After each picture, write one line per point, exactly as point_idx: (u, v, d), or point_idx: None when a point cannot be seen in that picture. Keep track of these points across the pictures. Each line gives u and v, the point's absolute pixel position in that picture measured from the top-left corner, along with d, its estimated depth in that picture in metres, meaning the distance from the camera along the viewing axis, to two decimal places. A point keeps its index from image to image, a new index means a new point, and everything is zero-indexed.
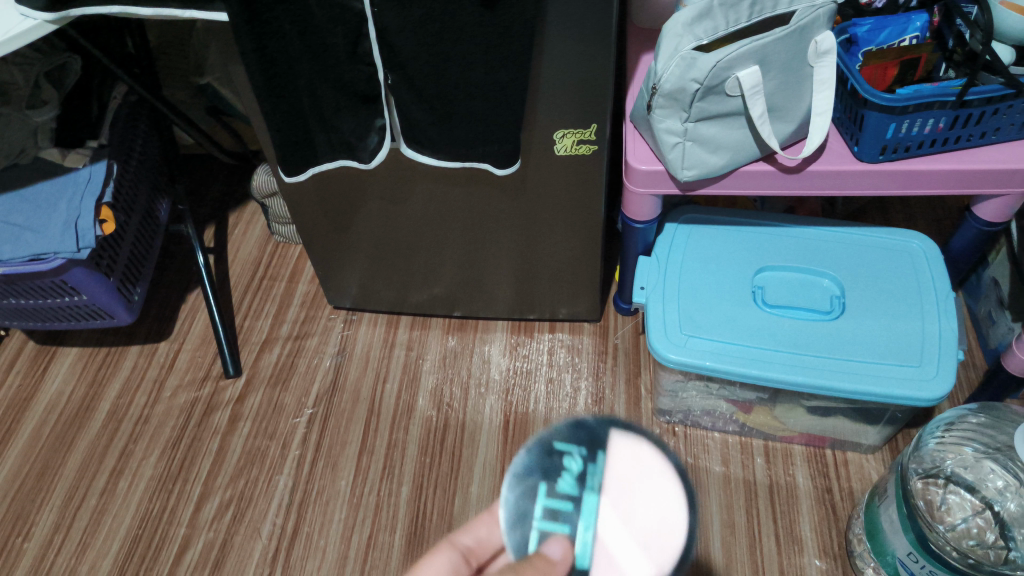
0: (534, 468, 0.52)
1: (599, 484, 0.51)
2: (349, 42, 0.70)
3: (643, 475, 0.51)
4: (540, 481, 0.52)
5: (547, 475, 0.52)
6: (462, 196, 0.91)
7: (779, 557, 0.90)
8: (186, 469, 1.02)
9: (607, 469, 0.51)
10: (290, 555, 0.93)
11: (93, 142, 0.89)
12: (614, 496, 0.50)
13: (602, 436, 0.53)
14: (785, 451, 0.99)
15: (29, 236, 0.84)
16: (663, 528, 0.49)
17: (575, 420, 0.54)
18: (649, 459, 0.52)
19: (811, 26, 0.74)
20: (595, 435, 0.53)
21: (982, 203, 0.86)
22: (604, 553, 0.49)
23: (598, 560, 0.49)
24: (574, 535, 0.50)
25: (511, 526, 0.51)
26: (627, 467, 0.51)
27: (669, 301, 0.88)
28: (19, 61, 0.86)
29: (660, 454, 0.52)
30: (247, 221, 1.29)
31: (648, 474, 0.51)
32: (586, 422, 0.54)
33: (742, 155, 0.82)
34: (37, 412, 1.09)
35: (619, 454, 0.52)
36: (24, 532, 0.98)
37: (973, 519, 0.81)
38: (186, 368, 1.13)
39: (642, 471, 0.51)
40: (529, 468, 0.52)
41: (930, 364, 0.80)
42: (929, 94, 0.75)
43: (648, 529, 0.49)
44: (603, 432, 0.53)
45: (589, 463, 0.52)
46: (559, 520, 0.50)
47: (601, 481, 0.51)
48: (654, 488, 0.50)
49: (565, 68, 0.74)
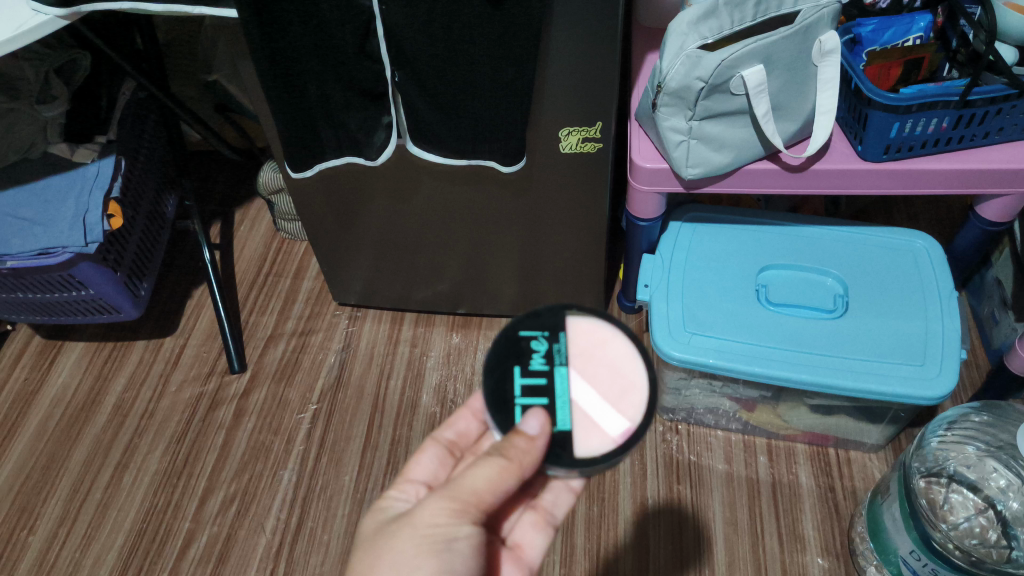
0: (506, 352, 0.60)
1: (566, 355, 0.60)
2: (357, 39, 0.71)
3: (601, 347, 0.61)
4: (514, 363, 0.60)
5: (521, 357, 0.60)
6: (467, 194, 0.92)
7: (781, 555, 0.90)
8: (190, 464, 1.02)
9: (570, 346, 0.61)
10: (294, 549, 0.94)
11: (103, 137, 0.90)
12: (580, 364, 0.60)
13: (561, 319, 0.62)
14: (788, 449, 0.99)
15: (39, 230, 0.85)
16: (627, 384, 0.59)
17: (533, 312, 0.62)
18: (605, 335, 0.62)
19: (815, 26, 0.74)
20: (554, 319, 0.62)
21: (986, 203, 0.86)
22: (581, 411, 0.58)
23: (577, 419, 0.58)
24: (550, 406, 0.58)
25: (497, 408, 0.58)
26: (587, 342, 0.61)
27: (673, 299, 0.88)
28: (30, 56, 0.87)
29: (611, 331, 0.62)
30: (252, 218, 1.30)
31: (604, 345, 0.61)
32: (544, 312, 0.63)
33: (747, 154, 0.82)
34: (43, 406, 1.10)
35: (579, 333, 0.62)
36: (29, 526, 0.98)
37: (975, 518, 0.80)
38: (191, 363, 1.13)
39: (596, 344, 0.61)
40: (505, 353, 0.60)
41: (933, 363, 0.80)
42: (932, 94, 0.76)
43: (609, 384, 0.59)
44: (563, 316, 0.62)
45: (553, 341, 0.61)
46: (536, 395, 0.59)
47: (566, 356, 0.60)
48: (611, 357, 0.61)
49: (571, 66, 0.75)
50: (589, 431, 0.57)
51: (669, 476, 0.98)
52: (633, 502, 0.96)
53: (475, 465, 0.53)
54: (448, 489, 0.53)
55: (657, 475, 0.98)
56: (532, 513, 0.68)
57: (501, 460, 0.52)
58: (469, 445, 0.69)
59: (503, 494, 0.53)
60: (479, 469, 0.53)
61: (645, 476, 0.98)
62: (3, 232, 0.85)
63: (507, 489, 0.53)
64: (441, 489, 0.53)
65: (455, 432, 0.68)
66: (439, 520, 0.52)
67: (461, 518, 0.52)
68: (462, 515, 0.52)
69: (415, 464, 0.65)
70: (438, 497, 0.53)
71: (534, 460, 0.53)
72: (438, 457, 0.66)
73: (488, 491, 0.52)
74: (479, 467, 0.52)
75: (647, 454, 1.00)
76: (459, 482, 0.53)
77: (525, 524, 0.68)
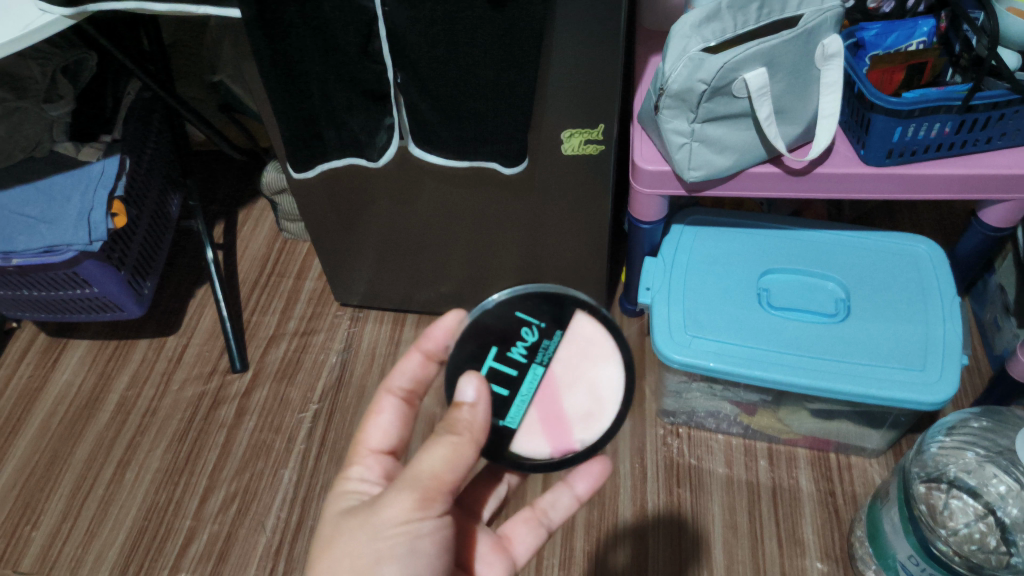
0: (492, 327, 0.60)
1: (551, 354, 0.61)
2: (359, 40, 0.71)
3: (587, 362, 0.62)
4: (495, 339, 0.60)
5: (503, 337, 0.60)
6: (469, 195, 0.92)
7: (780, 559, 0.90)
8: (192, 462, 1.03)
9: (558, 346, 0.61)
10: (293, 548, 0.94)
11: (108, 136, 0.91)
12: (560, 367, 0.62)
13: (562, 316, 0.61)
14: (789, 454, 0.99)
15: (43, 228, 0.85)
16: (596, 406, 0.62)
17: (538, 296, 0.61)
18: (597, 350, 0.62)
19: (818, 30, 0.74)
20: (555, 313, 0.61)
21: (989, 207, 0.86)
22: (535, 414, 0.61)
23: (528, 420, 0.61)
24: (509, 399, 0.61)
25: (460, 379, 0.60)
26: (577, 347, 0.62)
27: (674, 302, 0.88)
28: (37, 56, 0.87)
29: (603, 346, 0.62)
30: (256, 218, 1.31)
31: (593, 356, 0.62)
32: (553, 298, 0.61)
33: (749, 157, 0.82)
34: (47, 402, 1.11)
35: (574, 337, 0.62)
36: (32, 521, 0.99)
37: (975, 524, 0.80)
38: (194, 362, 1.14)
39: (586, 351, 0.62)
40: (488, 328, 0.60)
41: (935, 369, 0.80)
42: (935, 99, 0.76)
43: (579, 399, 0.62)
44: (565, 311, 0.61)
45: (544, 335, 0.61)
46: (501, 383, 0.60)
47: (549, 356, 0.61)
48: (595, 373, 0.62)
49: (574, 68, 0.75)
50: (534, 436, 0.62)
51: (669, 479, 0.97)
52: (632, 504, 0.96)
53: (428, 446, 0.52)
54: (404, 478, 0.51)
55: (657, 477, 0.98)
56: (528, 509, 0.69)
57: (452, 442, 0.52)
58: (421, 386, 0.67)
59: (459, 472, 0.52)
60: (433, 450, 0.51)
61: (644, 479, 0.98)
62: (10, 230, 0.86)
63: (462, 470, 0.52)
64: (398, 481, 0.51)
65: (408, 382, 0.66)
66: (407, 513, 0.50)
67: (424, 510, 0.51)
68: (427, 504, 0.51)
69: (369, 427, 0.64)
70: (400, 489, 0.51)
71: (482, 427, 0.54)
72: (393, 412, 0.65)
73: (447, 471, 0.51)
74: (432, 449, 0.51)
75: (647, 457, 1.00)
76: (415, 469, 0.51)
77: (518, 520, 0.69)
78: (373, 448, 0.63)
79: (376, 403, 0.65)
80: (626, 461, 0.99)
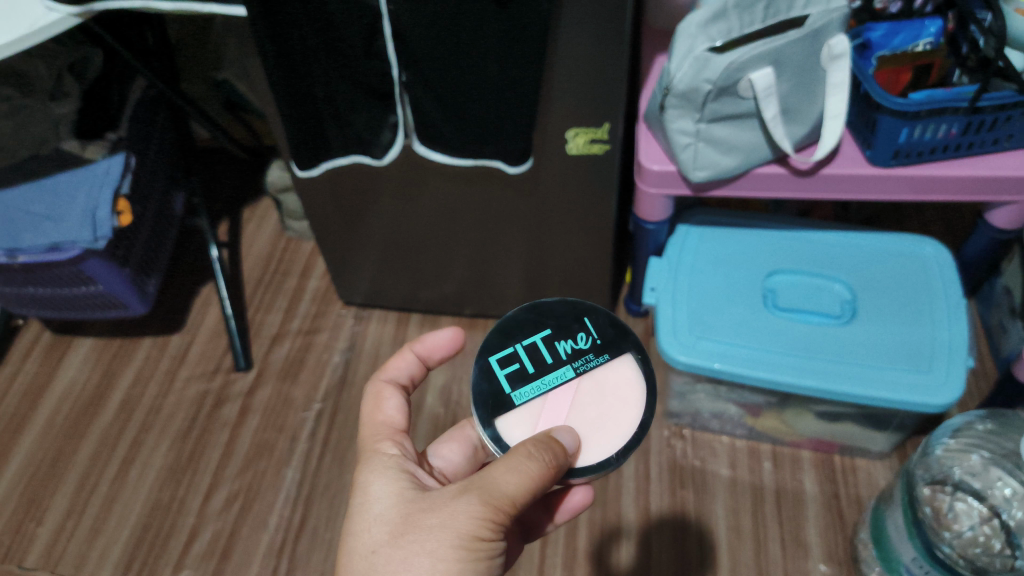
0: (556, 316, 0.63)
1: (586, 368, 0.61)
2: (363, 38, 0.71)
3: (611, 398, 0.60)
4: (549, 323, 0.63)
5: (557, 327, 0.62)
6: (473, 194, 0.92)
7: (784, 561, 0.90)
8: (196, 460, 1.03)
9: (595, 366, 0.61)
10: (297, 547, 0.94)
11: (112, 135, 0.91)
12: (583, 383, 0.61)
13: (612, 349, 0.62)
14: (793, 456, 0.98)
15: (49, 225, 0.85)
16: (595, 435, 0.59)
17: (608, 321, 0.63)
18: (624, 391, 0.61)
19: (823, 31, 0.74)
20: (609, 343, 0.62)
21: (997, 209, 0.85)
22: (542, 405, 0.59)
23: (533, 405, 0.59)
24: (530, 377, 0.60)
25: (501, 336, 0.62)
26: (611, 380, 0.61)
27: (679, 303, 0.88)
28: (43, 53, 0.84)
29: (633, 391, 0.61)
30: (260, 217, 1.31)
31: (620, 394, 0.61)
32: (620, 327, 0.63)
33: (755, 157, 0.82)
34: (51, 400, 1.11)
35: (612, 368, 0.62)
36: (37, 518, 0.99)
37: (979, 527, 0.79)
38: (198, 360, 1.14)
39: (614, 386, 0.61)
40: (554, 318, 0.63)
41: (940, 371, 0.79)
42: (942, 100, 0.75)
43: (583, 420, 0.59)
44: (620, 343, 0.62)
45: (590, 348, 0.62)
46: (532, 361, 0.61)
47: (584, 367, 0.61)
48: (612, 410, 0.60)
49: (578, 68, 0.75)
50: (527, 421, 0.59)
51: (673, 481, 0.97)
52: (635, 505, 0.95)
53: (508, 468, 0.51)
54: (480, 489, 0.50)
55: (661, 479, 0.97)
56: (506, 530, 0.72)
57: (539, 468, 0.51)
58: (411, 380, 0.69)
59: (532, 498, 0.52)
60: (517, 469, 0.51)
61: (648, 480, 0.97)
62: (15, 226, 0.86)
63: (534, 496, 0.52)
64: (472, 490, 0.51)
65: (408, 370, 0.68)
66: (486, 533, 0.50)
67: (497, 529, 0.50)
68: (498, 525, 0.50)
69: (383, 408, 0.63)
70: (479, 504, 0.50)
71: (567, 465, 0.54)
72: (401, 396, 0.65)
73: (521, 494, 0.51)
74: (514, 470, 0.51)
75: (650, 458, 0.99)
76: (490, 484, 0.51)
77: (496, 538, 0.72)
78: (393, 425, 0.62)
79: (371, 393, 0.65)
80: (630, 462, 0.99)
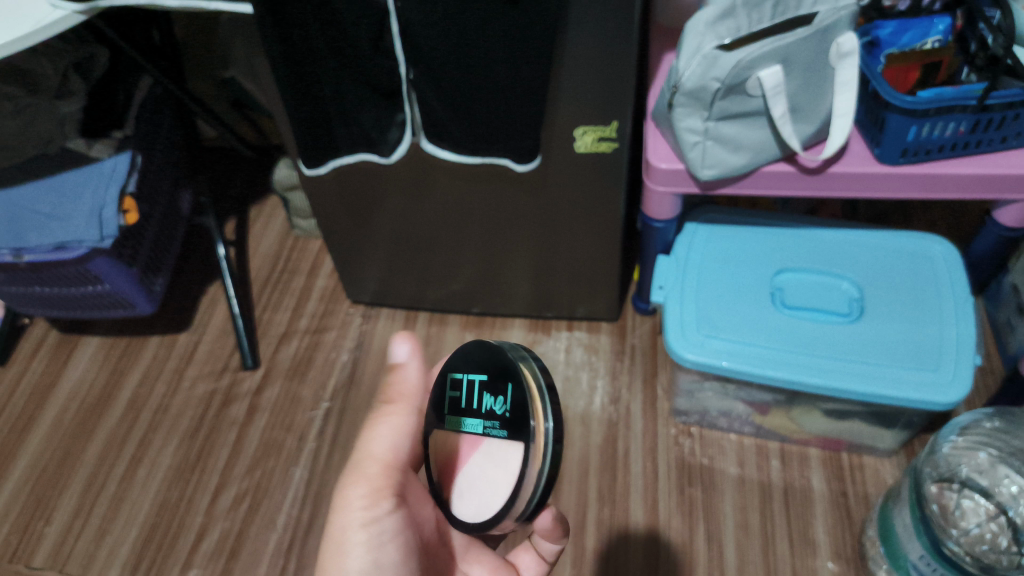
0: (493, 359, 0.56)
1: (490, 433, 0.55)
2: (371, 35, 0.71)
3: (511, 469, 0.53)
4: (486, 369, 0.56)
5: (489, 377, 0.56)
6: (482, 192, 0.91)
7: (792, 559, 0.90)
8: (204, 459, 1.03)
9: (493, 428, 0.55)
10: (305, 545, 0.94)
11: (120, 132, 0.91)
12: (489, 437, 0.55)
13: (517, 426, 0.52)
14: (801, 453, 0.98)
15: (55, 224, 0.85)
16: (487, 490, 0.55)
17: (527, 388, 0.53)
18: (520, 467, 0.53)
19: (833, 28, 0.73)
20: (517, 417, 0.53)
21: (1004, 207, 0.85)
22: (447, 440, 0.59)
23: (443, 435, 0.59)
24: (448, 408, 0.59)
25: (461, 353, 0.59)
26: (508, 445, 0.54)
27: (687, 302, 0.88)
28: (48, 51, 0.84)
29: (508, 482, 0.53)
30: (267, 215, 1.30)
31: (501, 475, 0.54)
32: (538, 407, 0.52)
33: (763, 155, 0.82)
34: (58, 399, 1.11)
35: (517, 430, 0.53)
36: (44, 517, 0.99)
37: (986, 524, 0.78)
38: (206, 359, 1.13)
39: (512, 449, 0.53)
40: (491, 368, 0.56)
41: (948, 369, 0.79)
42: (950, 98, 0.75)
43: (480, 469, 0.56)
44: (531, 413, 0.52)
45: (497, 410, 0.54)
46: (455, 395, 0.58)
47: (488, 432, 0.55)
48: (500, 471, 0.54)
49: (588, 66, 0.75)
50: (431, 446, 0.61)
51: (681, 479, 0.97)
52: (643, 503, 0.96)
53: (372, 433, 0.56)
54: (355, 466, 0.56)
55: (669, 477, 0.98)
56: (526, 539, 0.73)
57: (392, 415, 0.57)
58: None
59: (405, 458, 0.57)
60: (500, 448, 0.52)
61: (656, 478, 0.98)
62: (19, 226, 0.85)
63: (404, 452, 0.57)
64: (351, 473, 0.56)
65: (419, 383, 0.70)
66: (380, 503, 0.54)
67: (381, 499, 0.54)
68: (380, 493, 0.55)
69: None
70: (359, 482, 0.55)
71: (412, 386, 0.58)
72: None
73: (392, 452, 0.56)
74: (377, 433, 0.56)
75: (659, 456, 1.00)
76: (362, 457, 0.56)
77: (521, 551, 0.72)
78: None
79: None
80: (638, 460, 0.99)
